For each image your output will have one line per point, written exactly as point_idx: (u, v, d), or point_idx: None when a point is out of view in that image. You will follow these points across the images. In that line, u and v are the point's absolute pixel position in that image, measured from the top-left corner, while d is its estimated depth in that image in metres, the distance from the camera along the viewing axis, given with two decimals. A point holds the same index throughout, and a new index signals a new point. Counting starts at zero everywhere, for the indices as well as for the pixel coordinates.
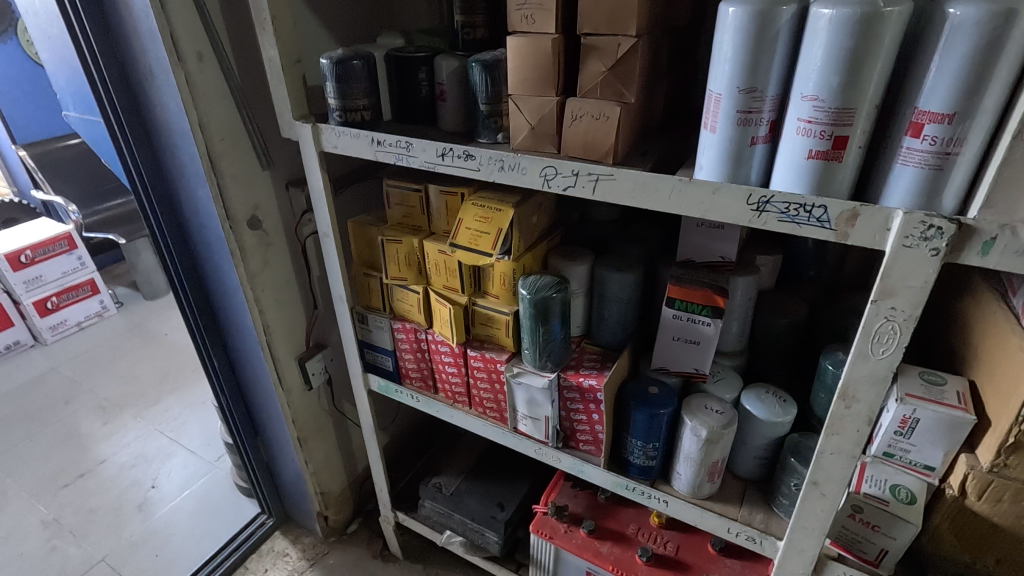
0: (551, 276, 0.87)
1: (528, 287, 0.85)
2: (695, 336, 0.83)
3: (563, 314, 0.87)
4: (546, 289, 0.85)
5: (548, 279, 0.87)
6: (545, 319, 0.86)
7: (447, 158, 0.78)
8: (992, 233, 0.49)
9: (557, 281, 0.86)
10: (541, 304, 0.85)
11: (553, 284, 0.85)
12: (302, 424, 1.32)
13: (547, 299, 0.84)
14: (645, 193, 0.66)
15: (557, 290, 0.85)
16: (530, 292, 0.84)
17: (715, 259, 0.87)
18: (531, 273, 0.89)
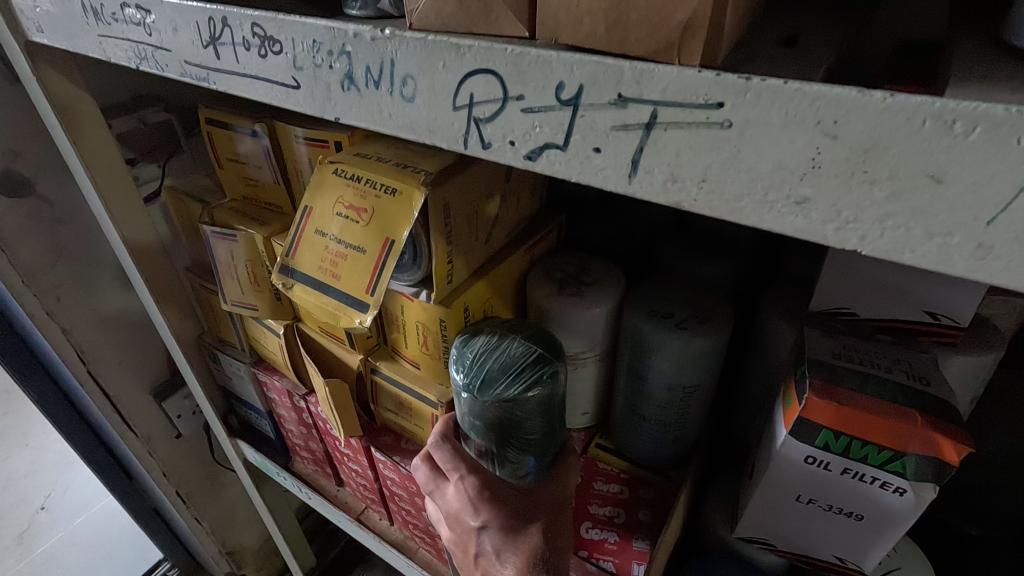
0: (529, 338, 0.36)
1: (466, 375, 0.35)
2: (852, 506, 0.35)
3: (552, 432, 0.37)
4: (507, 378, 0.34)
5: (520, 349, 0.36)
6: (513, 445, 0.36)
7: (224, 50, 0.28)
8: None
9: (539, 355, 0.35)
10: (493, 416, 0.34)
11: (529, 366, 0.34)
12: (179, 478, 0.89)
13: (510, 410, 0.34)
14: (861, 192, 0.15)
15: (537, 382, 0.34)
16: (468, 389, 0.34)
17: (924, 314, 0.36)
18: (479, 326, 0.39)
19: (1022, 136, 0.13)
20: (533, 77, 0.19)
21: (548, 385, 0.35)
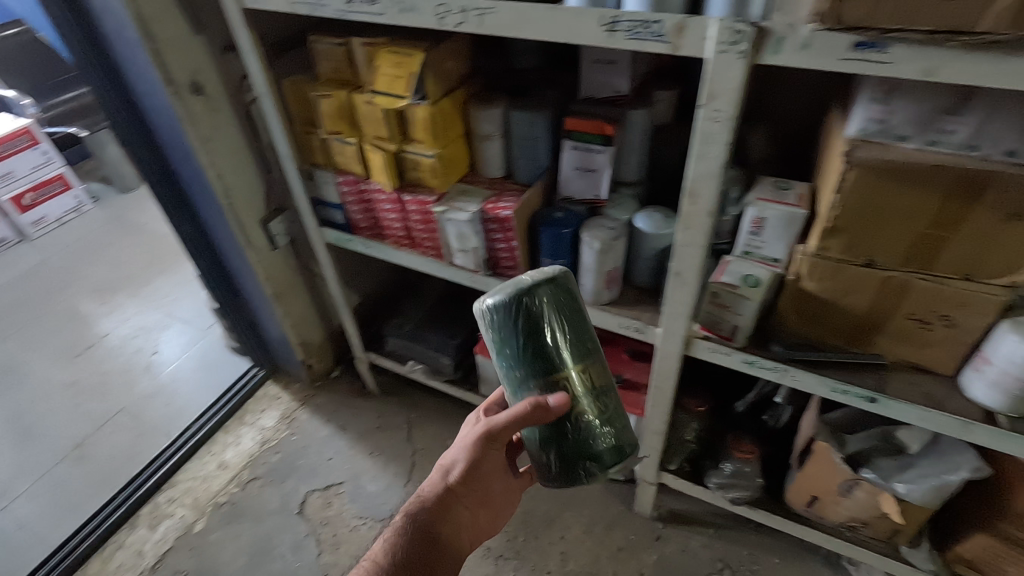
0: (522, 277, 0.73)
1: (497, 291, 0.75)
2: (592, 165, 0.96)
3: (506, 345, 0.72)
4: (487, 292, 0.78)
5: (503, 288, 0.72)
6: (497, 347, 0.73)
7: (354, 4, 0.83)
8: (781, 31, 0.59)
9: (499, 284, 0.73)
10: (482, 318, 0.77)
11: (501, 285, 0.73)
12: (275, 281, 1.47)
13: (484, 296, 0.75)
14: (522, 24, 0.73)
15: (480, 301, 0.74)
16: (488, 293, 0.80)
17: (610, 94, 0.97)
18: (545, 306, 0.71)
19: (539, 9, 0.71)
20: (454, 5, 0.76)
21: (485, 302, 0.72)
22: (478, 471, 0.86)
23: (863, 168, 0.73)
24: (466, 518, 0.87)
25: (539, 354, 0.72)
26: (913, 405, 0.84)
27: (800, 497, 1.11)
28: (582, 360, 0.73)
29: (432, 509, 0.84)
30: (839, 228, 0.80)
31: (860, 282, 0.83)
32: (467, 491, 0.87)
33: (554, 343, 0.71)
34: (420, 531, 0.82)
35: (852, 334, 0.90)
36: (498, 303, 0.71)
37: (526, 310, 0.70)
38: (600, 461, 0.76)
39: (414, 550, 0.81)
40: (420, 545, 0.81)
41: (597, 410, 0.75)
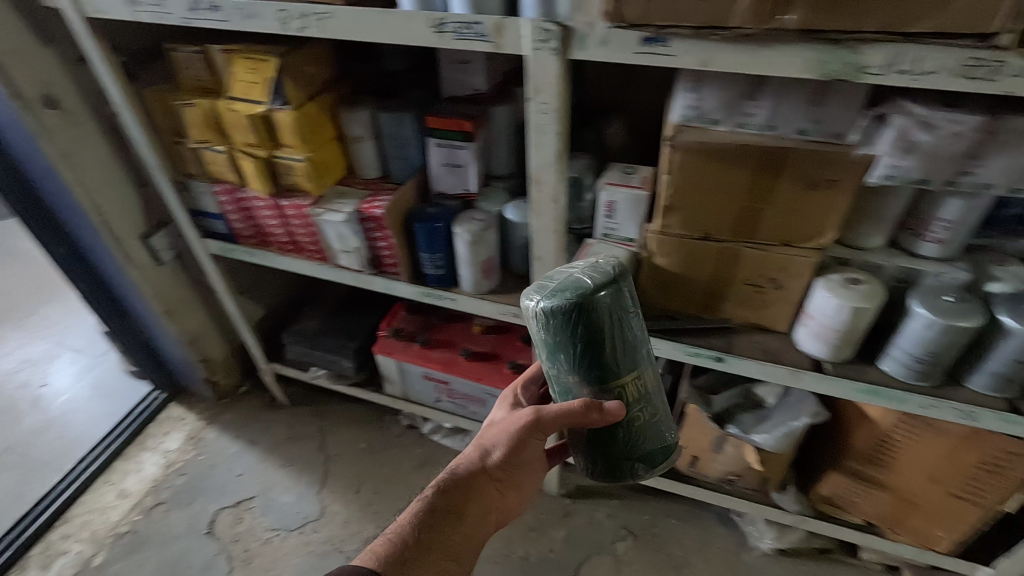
0: (577, 274, 0.68)
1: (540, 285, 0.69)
2: (457, 160, 1.01)
3: (555, 349, 0.69)
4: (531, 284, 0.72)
5: (555, 290, 0.67)
6: (545, 348, 0.71)
7: (198, 12, 0.84)
8: (582, 29, 0.65)
9: (554, 282, 0.68)
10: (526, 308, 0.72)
11: (549, 286, 0.68)
12: (164, 298, 1.43)
13: (530, 290, 0.70)
14: (360, 27, 0.76)
15: (533, 300, 0.68)
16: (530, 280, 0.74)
17: (470, 92, 1.02)
18: (600, 317, 0.66)
19: (373, 13, 0.74)
20: (294, 10, 0.78)
21: (534, 303, 0.68)
22: (514, 462, 0.81)
23: (684, 151, 0.81)
24: (491, 512, 0.81)
25: (590, 363, 0.69)
26: (752, 360, 0.94)
27: (683, 457, 1.20)
28: (641, 366, 0.72)
29: (464, 488, 0.79)
30: (675, 206, 0.88)
31: (700, 255, 0.92)
32: (497, 481, 0.81)
33: (606, 352, 0.69)
34: (444, 515, 0.77)
35: (703, 303, 0.99)
36: (549, 308, 0.66)
37: (580, 318, 0.66)
38: (644, 465, 0.79)
39: (436, 533, 0.75)
40: (442, 530, 0.75)
41: (649, 413, 0.76)
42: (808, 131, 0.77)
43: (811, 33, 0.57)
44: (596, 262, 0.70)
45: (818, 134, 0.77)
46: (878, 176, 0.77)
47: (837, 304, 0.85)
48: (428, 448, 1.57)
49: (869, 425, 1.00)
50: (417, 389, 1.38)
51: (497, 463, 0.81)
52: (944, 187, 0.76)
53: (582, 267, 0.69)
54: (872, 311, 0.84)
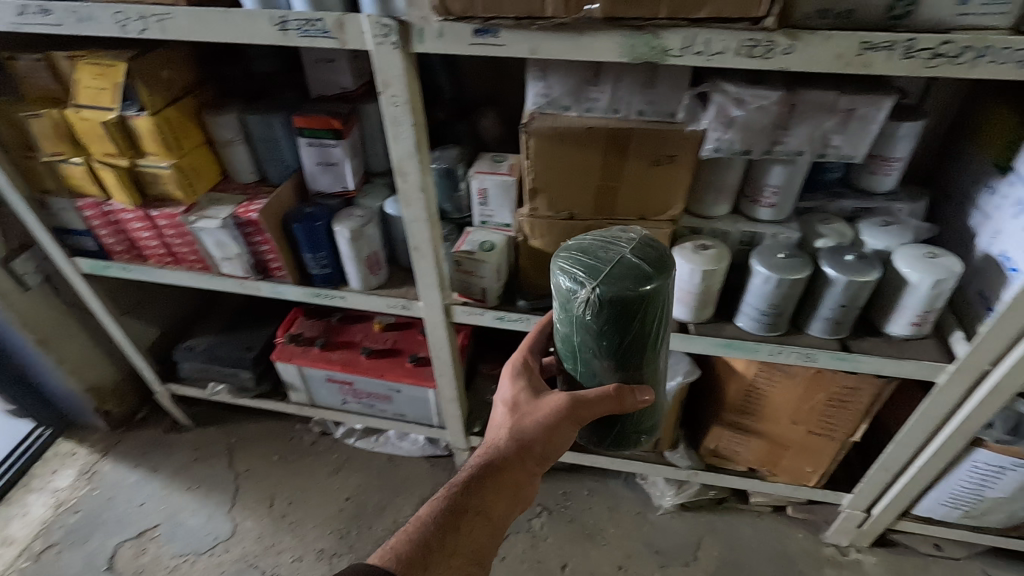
0: (628, 256, 0.62)
1: (586, 267, 0.61)
2: (330, 158, 1.01)
3: (596, 337, 0.64)
4: (566, 263, 0.63)
5: (609, 281, 0.60)
6: (581, 333, 0.64)
7: (28, 16, 0.80)
8: (418, 24, 0.69)
9: (607, 266, 0.61)
10: (557, 288, 0.64)
11: (602, 273, 0.60)
12: (35, 325, 1.33)
13: (576, 271, 0.61)
14: (202, 28, 0.75)
15: (584, 287, 0.60)
16: (555, 255, 0.65)
17: (339, 91, 1.02)
18: (653, 308, 0.62)
19: (213, 13, 0.74)
20: (132, 12, 0.76)
21: (586, 291, 0.60)
22: (547, 453, 0.73)
23: (539, 135, 0.86)
24: (519, 503, 0.74)
25: (627, 350, 0.65)
26: None
27: None
28: (664, 343, 0.71)
29: (491, 484, 0.72)
30: (539, 189, 0.93)
31: (569, 234, 0.98)
32: (529, 472, 0.74)
33: (644, 339, 0.65)
34: (467, 511, 0.70)
35: None
36: (603, 298, 0.60)
37: (636, 309, 0.61)
38: (645, 432, 0.80)
39: (462, 532, 0.69)
40: (469, 529, 0.69)
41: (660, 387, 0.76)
42: (647, 112, 0.84)
43: (617, 21, 0.63)
44: (639, 240, 0.64)
45: (655, 115, 0.84)
46: (709, 151, 0.85)
47: (691, 268, 0.92)
48: (342, 453, 1.55)
49: (737, 377, 1.10)
50: (321, 393, 1.37)
51: (528, 454, 0.73)
52: (764, 156, 0.86)
53: (630, 247, 0.63)
54: (721, 272, 0.93)
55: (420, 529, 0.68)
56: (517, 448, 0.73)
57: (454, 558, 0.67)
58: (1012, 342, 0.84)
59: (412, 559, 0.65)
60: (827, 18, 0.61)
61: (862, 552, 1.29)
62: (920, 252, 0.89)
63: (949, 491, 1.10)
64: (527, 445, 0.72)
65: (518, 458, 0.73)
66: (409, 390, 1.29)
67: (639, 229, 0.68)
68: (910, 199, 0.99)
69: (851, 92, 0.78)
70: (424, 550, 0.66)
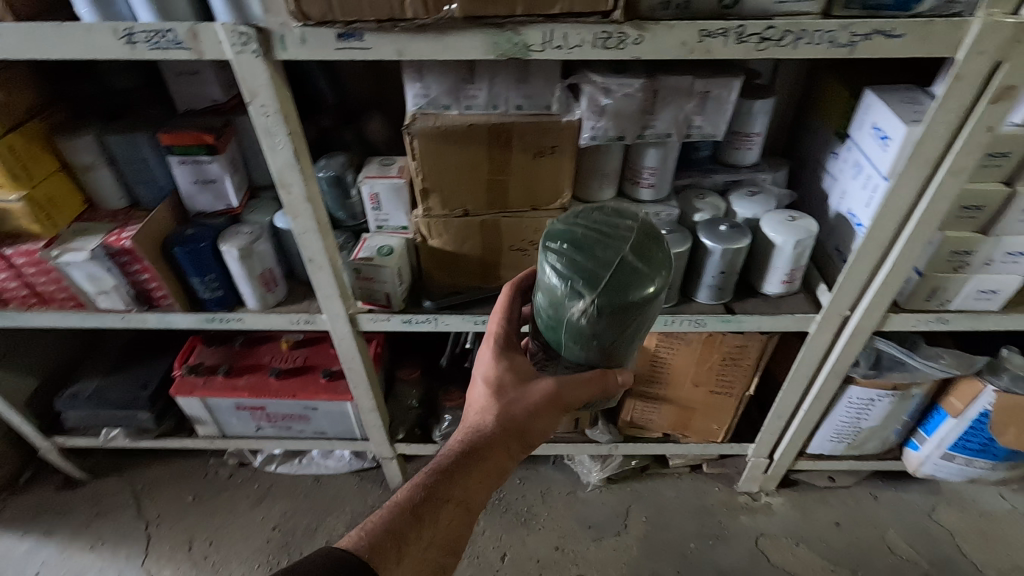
0: (628, 257, 0.59)
1: (584, 273, 0.58)
2: (208, 175, 0.96)
3: (590, 342, 0.62)
4: (562, 263, 0.59)
5: (611, 291, 0.57)
6: (574, 337, 0.62)
7: None
8: (279, 30, 0.67)
9: (607, 271, 0.58)
10: (546, 287, 0.61)
11: (604, 284, 0.57)
12: None
13: (572, 278, 0.58)
14: (35, 44, 0.69)
15: (583, 294, 0.57)
16: (545, 252, 0.61)
17: (209, 104, 0.98)
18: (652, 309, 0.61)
19: (45, 28, 0.68)
20: None
21: (587, 301, 0.57)
22: (532, 437, 0.69)
23: (422, 136, 0.87)
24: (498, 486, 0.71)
25: (620, 348, 0.64)
26: None
27: None
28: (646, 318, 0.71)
29: (476, 468, 0.67)
30: (430, 188, 0.93)
31: (466, 230, 0.99)
32: (513, 456, 0.70)
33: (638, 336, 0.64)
34: (446, 498, 0.65)
35: (483, 274, 1.06)
36: (603, 309, 0.58)
37: (639, 313, 0.59)
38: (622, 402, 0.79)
39: (441, 523, 0.64)
40: (448, 518, 0.65)
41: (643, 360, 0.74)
42: (525, 106, 0.86)
43: (477, 20, 0.65)
44: (638, 233, 0.61)
45: (533, 108, 0.87)
46: (587, 139, 0.90)
47: None
48: (263, 482, 1.48)
49: (641, 350, 1.16)
50: (232, 422, 1.30)
51: (514, 438, 0.69)
52: (637, 140, 0.91)
53: (629, 243, 0.59)
54: None
55: (394, 517, 0.63)
56: (502, 433, 0.68)
57: (433, 552, 0.62)
58: (864, 289, 0.95)
59: (387, 554, 0.60)
60: (669, 9, 0.66)
61: (771, 495, 1.41)
62: (782, 216, 0.99)
63: (833, 427, 1.22)
64: (513, 429, 0.68)
65: (501, 444, 0.68)
66: (325, 407, 1.25)
67: (634, 214, 0.64)
68: (771, 169, 1.09)
69: (705, 76, 0.85)
70: (399, 543, 0.61)
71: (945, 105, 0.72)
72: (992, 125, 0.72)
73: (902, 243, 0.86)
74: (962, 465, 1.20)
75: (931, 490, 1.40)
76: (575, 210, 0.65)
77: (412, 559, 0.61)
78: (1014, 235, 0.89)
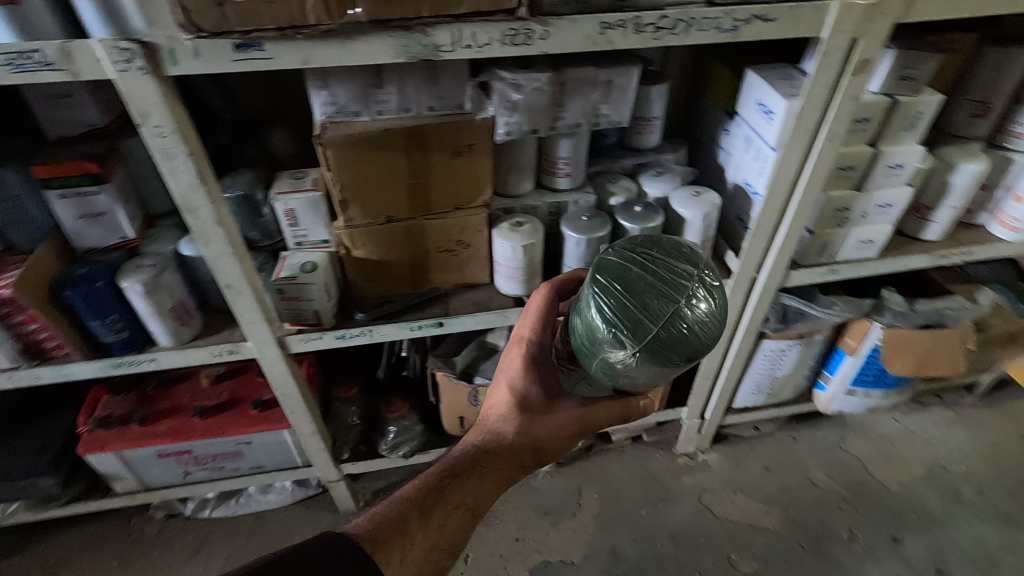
0: (681, 314, 0.56)
1: (630, 324, 0.57)
2: (96, 208, 0.87)
3: (620, 379, 0.62)
4: (609, 308, 0.58)
5: (652, 347, 0.57)
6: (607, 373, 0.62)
7: None
8: (166, 44, 0.62)
9: (655, 326, 0.56)
10: (589, 325, 0.60)
11: (648, 339, 0.56)
12: None
13: (616, 325, 0.57)
14: None
15: (624, 346, 0.57)
16: (595, 288, 0.59)
17: (87, 128, 0.89)
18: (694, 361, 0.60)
19: None
20: None
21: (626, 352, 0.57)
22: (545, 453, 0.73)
23: (335, 145, 0.84)
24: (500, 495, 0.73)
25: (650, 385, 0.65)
26: (468, 315, 1.05)
27: (452, 422, 1.28)
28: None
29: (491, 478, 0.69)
30: (349, 198, 0.91)
31: (391, 238, 0.97)
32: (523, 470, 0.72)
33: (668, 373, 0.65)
34: (455, 501, 0.67)
35: (413, 279, 1.05)
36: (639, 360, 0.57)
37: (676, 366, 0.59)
38: None
39: (448, 524, 0.65)
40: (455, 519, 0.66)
41: None
42: (436, 107, 0.87)
43: (383, 23, 0.64)
44: (698, 285, 0.58)
45: (444, 109, 0.87)
46: (502, 135, 0.91)
47: (512, 246, 0.99)
48: (199, 530, 1.37)
49: None
50: (154, 472, 1.20)
51: (530, 454, 0.72)
52: (550, 132, 0.94)
53: (686, 296, 0.57)
54: (539, 244, 1.00)
55: (402, 512, 0.64)
56: (519, 445, 0.71)
57: (436, 554, 0.63)
58: (766, 251, 1.04)
59: (391, 549, 0.61)
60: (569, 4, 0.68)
61: (707, 453, 1.51)
62: (688, 192, 1.06)
63: (753, 379, 1.33)
64: (531, 443, 0.71)
65: (517, 457, 0.71)
66: (261, 439, 1.18)
67: (697, 257, 0.61)
68: (673, 150, 1.16)
69: (607, 66, 0.89)
70: (404, 538, 0.62)
71: (817, 78, 0.80)
72: (856, 94, 0.81)
73: (794, 206, 0.95)
74: (863, 397, 1.34)
75: (839, 424, 1.57)
76: (637, 243, 0.62)
77: (415, 557, 0.62)
78: (881, 189, 1.01)
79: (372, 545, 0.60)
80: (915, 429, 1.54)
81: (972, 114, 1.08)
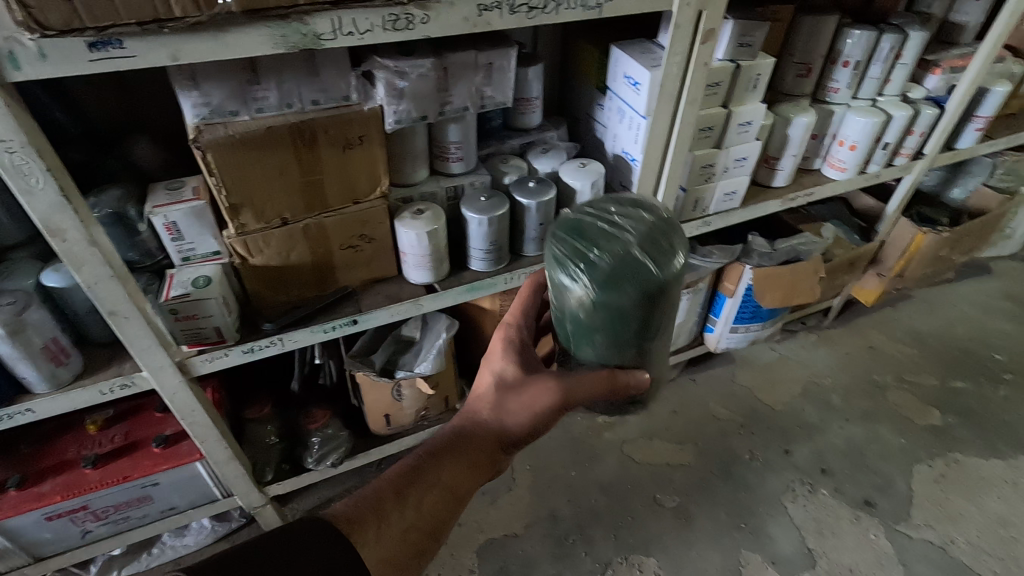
0: (628, 244, 0.62)
1: (580, 258, 0.62)
2: None
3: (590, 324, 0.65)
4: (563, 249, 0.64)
5: (601, 273, 0.61)
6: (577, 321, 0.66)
7: None
8: (5, 47, 0.55)
9: (605, 253, 0.62)
10: (557, 282, 0.65)
11: (596, 266, 0.61)
12: None
13: (569, 262, 0.63)
14: None
15: (579, 278, 0.62)
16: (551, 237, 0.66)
17: None
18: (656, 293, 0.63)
19: None
20: None
21: (579, 280, 0.62)
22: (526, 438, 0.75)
23: (216, 147, 0.80)
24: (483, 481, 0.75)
25: (629, 336, 0.67)
26: (380, 309, 1.04)
27: (377, 421, 1.26)
28: (669, 325, 0.72)
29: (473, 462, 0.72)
30: (239, 203, 0.86)
31: (290, 241, 0.94)
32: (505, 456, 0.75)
33: (646, 323, 0.67)
34: (435, 484, 0.69)
35: (317, 281, 1.03)
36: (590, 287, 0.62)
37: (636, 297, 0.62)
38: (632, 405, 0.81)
39: (425, 506, 0.67)
40: (434, 501, 0.68)
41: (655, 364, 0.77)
42: (321, 101, 0.85)
43: (257, 13, 0.62)
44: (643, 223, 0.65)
45: (330, 102, 0.86)
46: (392, 124, 0.91)
47: (417, 234, 0.99)
48: None
49: (488, 313, 1.24)
50: (45, 538, 1.06)
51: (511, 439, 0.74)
52: (439, 117, 0.96)
53: (632, 233, 0.63)
54: (442, 229, 1.02)
55: (380, 495, 0.66)
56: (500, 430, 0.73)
57: (411, 535, 0.65)
58: None
59: (368, 531, 0.62)
60: None
61: None
62: (575, 164, 1.13)
63: None
64: (511, 427, 0.73)
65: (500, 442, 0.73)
66: (170, 478, 1.09)
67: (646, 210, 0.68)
68: (555, 127, 1.23)
69: (485, 49, 0.92)
70: (380, 521, 0.64)
71: (673, 48, 0.90)
72: (706, 61, 0.92)
73: (667, 167, 1.06)
74: (744, 332, 1.51)
75: (729, 361, 1.76)
76: (591, 203, 0.70)
77: (392, 538, 0.63)
78: (736, 145, 1.14)
79: (349, 526, 0.62)
80: (788, 354, 1.77)
81: (798, 75, 1.25)
